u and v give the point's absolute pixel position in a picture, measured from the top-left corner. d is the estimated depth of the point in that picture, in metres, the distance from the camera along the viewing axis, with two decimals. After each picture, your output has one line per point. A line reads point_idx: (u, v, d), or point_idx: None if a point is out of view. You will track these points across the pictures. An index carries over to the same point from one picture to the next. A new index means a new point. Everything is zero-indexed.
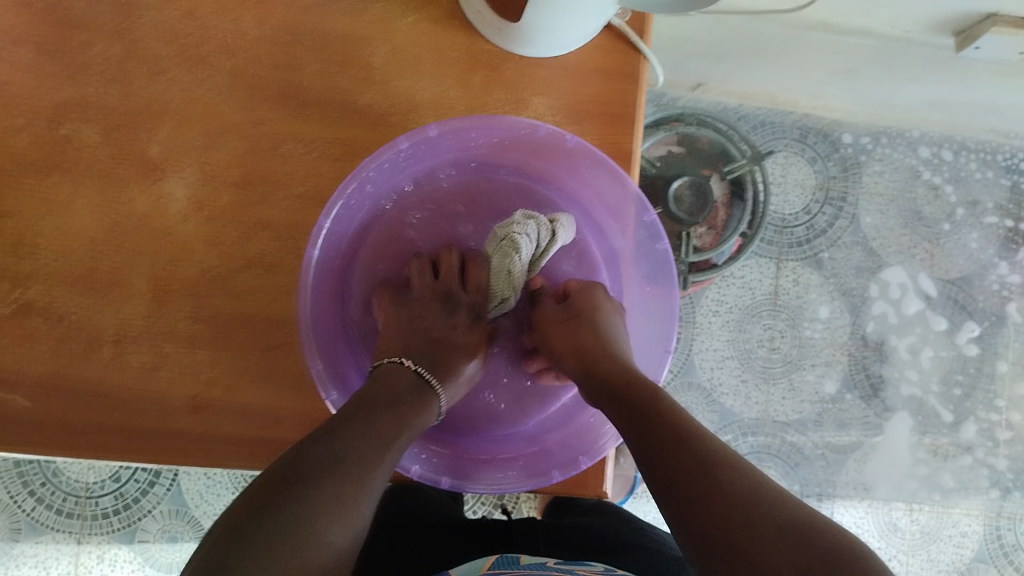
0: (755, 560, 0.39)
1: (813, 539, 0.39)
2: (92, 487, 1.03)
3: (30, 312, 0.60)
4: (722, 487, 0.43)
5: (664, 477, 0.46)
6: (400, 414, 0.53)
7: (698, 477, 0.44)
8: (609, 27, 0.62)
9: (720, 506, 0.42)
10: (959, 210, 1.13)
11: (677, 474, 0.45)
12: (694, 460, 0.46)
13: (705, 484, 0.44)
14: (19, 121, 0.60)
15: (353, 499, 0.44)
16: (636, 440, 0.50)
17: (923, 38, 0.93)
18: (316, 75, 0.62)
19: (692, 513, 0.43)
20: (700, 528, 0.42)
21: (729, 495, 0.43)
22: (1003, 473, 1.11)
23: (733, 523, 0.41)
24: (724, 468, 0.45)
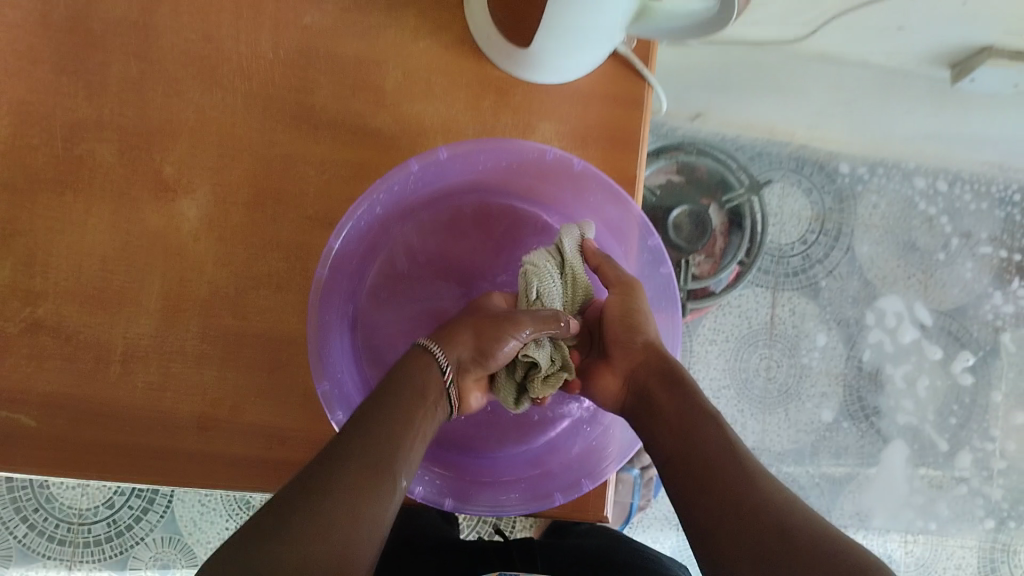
0: (786, 564, 0.43)
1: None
2: (85, 513, 1.02)
3: (38, 330, 0.60)
4: (779, 524, 0.45)
5: (715, 509, 0.48)
6: (413, 409, 0.53)
7: (749, 514, 0.46)
8: (615, 55, 0.63)
9: (778, 544, 0.44)
10: (953, 241, 1.15)
11: (731, 507, 0.47)
12: (745, 494, 0.48)
13: (757, 521, 0.46)
14: (34, 140, 0.61)
15: (327, 524, 0.43)
16: (678, 434, 0.54)
17: (920, 70, 0.97)
18: (329, 98, 0.63)
19: (746, 548, 0.45)
20: (734, 529, 0.46)
21: (788, 534, 0.45)
22: (998, 503, 1.12)
23: (795, 561, 0.43)
24: (774, 506, 0.46)
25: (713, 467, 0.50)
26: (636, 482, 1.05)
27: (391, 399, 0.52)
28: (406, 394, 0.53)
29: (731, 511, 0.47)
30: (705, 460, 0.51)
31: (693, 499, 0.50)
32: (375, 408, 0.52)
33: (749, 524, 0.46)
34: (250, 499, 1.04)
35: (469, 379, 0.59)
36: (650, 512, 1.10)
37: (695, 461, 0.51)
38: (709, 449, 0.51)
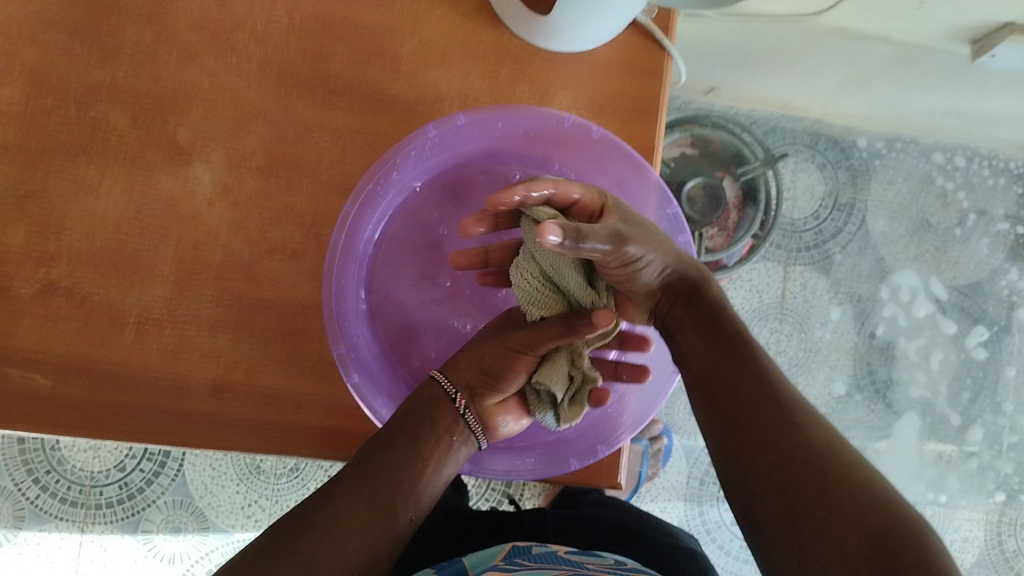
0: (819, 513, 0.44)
1: (897, 528, 0.43)
2: (96, 477, 1.03)
3: (53, 292, 0.60)
4: (812, 459, 0.47)
5: (752, 443, 0.50)
6: (419, 445, 0.56)
7: (784, 453, 0.48)
8: (635, 25, 0.63)
9: (808, 485, 0.46)
10: (969, 217, 1.14)
11: (765, 445, 0.49)
12: (780, 435, 0.49)
13: (788, 460, 0.48)
14: (47, 102, 0.61)
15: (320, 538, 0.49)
16: (715, 384, 0.54)
17: (940, 46, 0.95)
18: (345, 64, 0.62)
19: (775, 487, 0.47)
20: (769, 475, 0.48)
21: (819, 476, 0.46)
22: (1009, 476, 1.12)
23: (822, 504, 0.45)
24: (812, 444, 0.48)
25: (747, 404, 0.52)
26: (645, 452, 1.07)
27: (398, 439, 0.56)
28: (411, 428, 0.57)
29: (765, 450, 0.49)
30: (745, 394, 0.52)
31: (729, 431, 0.52)
32: (382, 446, 0.55)
33: (781, 464, 0.48)
34: (260, 464, 1.05)
35: (489, 403, 0.61)
36: (657, 483, 1.11)
37: (735, 397, 0.53)
38: (741, 379, 0.53)
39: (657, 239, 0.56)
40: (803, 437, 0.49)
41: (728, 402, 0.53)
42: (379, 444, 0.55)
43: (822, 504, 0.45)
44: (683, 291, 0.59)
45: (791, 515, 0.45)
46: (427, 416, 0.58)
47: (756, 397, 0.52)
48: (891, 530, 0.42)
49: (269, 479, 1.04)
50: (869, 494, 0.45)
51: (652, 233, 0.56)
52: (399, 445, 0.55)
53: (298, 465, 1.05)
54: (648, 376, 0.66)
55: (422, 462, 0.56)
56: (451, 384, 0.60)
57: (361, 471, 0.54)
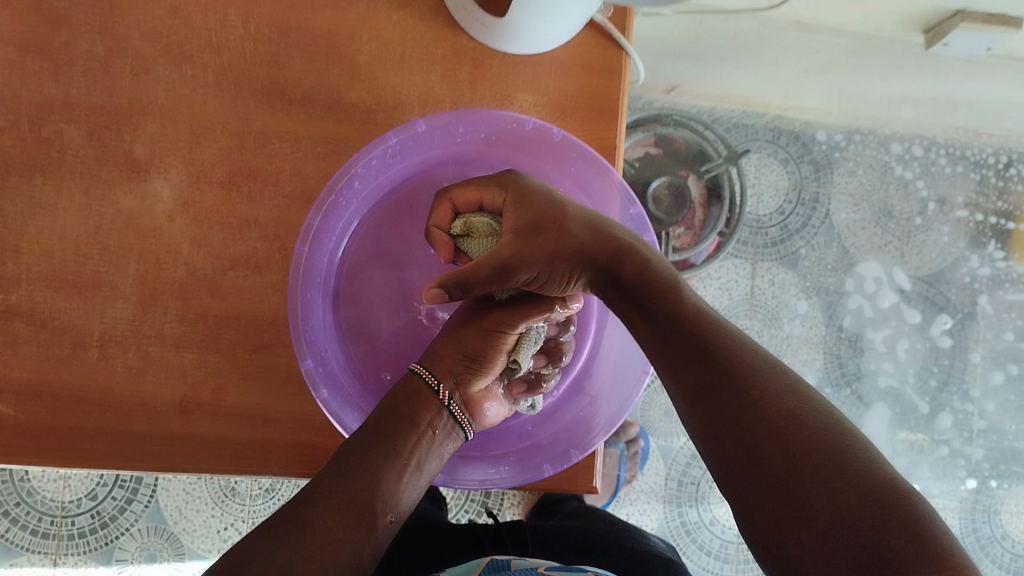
0: (795, 496, 0.40)
1: (879, 498, 0.39)
2: (67, 506, 1.00)
3: (13, 316, 0.59)
4: (779, 433, 0.42)
5: (719, 424, 0.45)
6: (389, 441, 0.55)
7: (752, 433, 0.43)
8: (592, 24, 0.63)
9: (782, 469, 0.41)
10: (929, 206, 1.15)
11: (733, 425, 0.44)
12: (746, 411, 0.44)
13: (757, 442, 0.43)
14: (0, 122, 0.60)
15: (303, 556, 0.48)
16: (677, 361, 0.49)
17: (895, 36, 0.96)
18: (302, 73, 0.62)
19: (751, 474, 0.43)
20: (739, 455, 0.43)
21: (792, 457, 0.41)
22: (979, 462, 1.13)
23: (802, 492, 0.40)
24: (776, 412, 0.43)
25: (710, 379, 0.46)
26: (623, 454, 1.06)
27: (367, 437, 0.55)
28: (382, 425, 0.56)
29: (735, 430, 0.44)
30: (703, 371, 0.47)
31: (699, 415, 0.46)
32: (350, 449, 0.54)
33: (751, 447, 0.43)
34: (235, 487, 1.03)
35: (475, 389, 0.61)
36: (636, 485, 1.10)
37: (696, 380, 0.47)
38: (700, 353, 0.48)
39: (552, 237, 0.54)
40: (768, 410, 0.43)
41: (689, 383, 0.47)
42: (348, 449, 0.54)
43: (800, 492, 0.40)
44: (602, 271, 0.54)
45: (767, 501, 0.42)
46: (402, 408, 0.57)
47: (716, 368, 0.47)
48: (877, 521, 0.38)
49: (245, 501, 1.03)
50: (849, 473, 0.40)
51: (546, 230, 0.54)
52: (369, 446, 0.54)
53: (274, 486, 1.03)
54: (619, 375, 0.65)
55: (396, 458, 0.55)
56: (433, 375, 0.60)
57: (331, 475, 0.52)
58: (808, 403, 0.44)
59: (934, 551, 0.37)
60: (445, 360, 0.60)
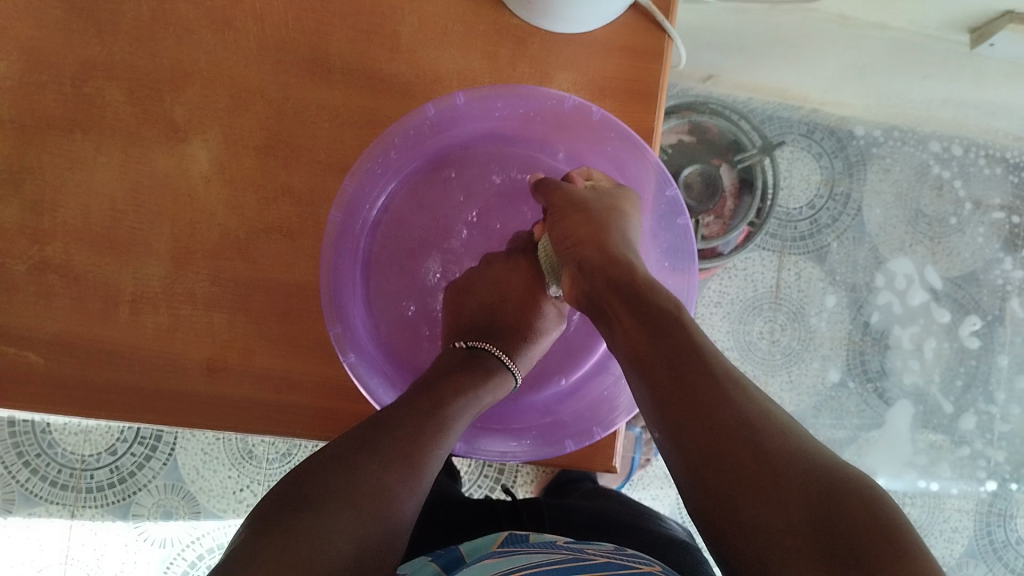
0: (756, 481, 0.39)
1: (837, 487, 0.37)
2: (87, 460, 1.02)
3: (47, 269, 0.60)
4: (745, 425, 0.41)
5: (683, 423, 0.43)
6: (445, 432, 0.52)
7: (719, 429, 0.42)
8: (636, 6, 0.62)
9: (743, 458, 0.40)
10: (966, 206, 1.14)
11: (701, 422, 0.42)
12: (715, 409, 0.42)
13: (724, 436, 0.41)
14: (42, 77, 0.60)
15: (386, 476, 0.47)
16: (648, 347, 0.48)
17: (939, 33, 0.95)
18: (342, 40, 0.62)
19: (717, 469, 0.41)
20: (701, 442, 0.42)
21: (761, 452, 0.40)
22: (1001, 464, 1.13)
23: (771, 484, 0.38)
24: (744, 406, 0.42)
25: (681, 374, 0.45)
26: (639, 438, 1.07)
27: (439, 393, 0.55)
28: (441, 411, 0.53)
29: (700, 427, 0.42)
30: (669, 369, 0.46)
31: (663, 409, 0.45)
32: (407, 423, 0.51)
33: (719, 437, 0.41)
34: (252, 449, 1.04)
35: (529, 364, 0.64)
36: (650, 470, 1.11)
37: (665, 367, 0.46)
38: (681, 347, 0.47)
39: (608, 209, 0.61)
40: (738, 407, 0.42)
41: (657, 383, 0.46)
42: (406, 424, 0.51)
43: (765, 480, 0.38)
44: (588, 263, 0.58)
45: (727, 484, 0.40)
46: (475, 373, 0.58)
47: (685, 367, 0.45)
48: (841, 508, 0.36)
49: (261, 465, 1.04)
50: (818, 470, 0.38)
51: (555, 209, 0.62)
52: (426, 428, 0.51)
53: (292, 452, 1.04)
54: None
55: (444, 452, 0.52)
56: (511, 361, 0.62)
57: (390, 448, 0.49)
58: (773, 406, 0.43)
59: (897, 538, 0.35)
60: (517, 347, 0.63)
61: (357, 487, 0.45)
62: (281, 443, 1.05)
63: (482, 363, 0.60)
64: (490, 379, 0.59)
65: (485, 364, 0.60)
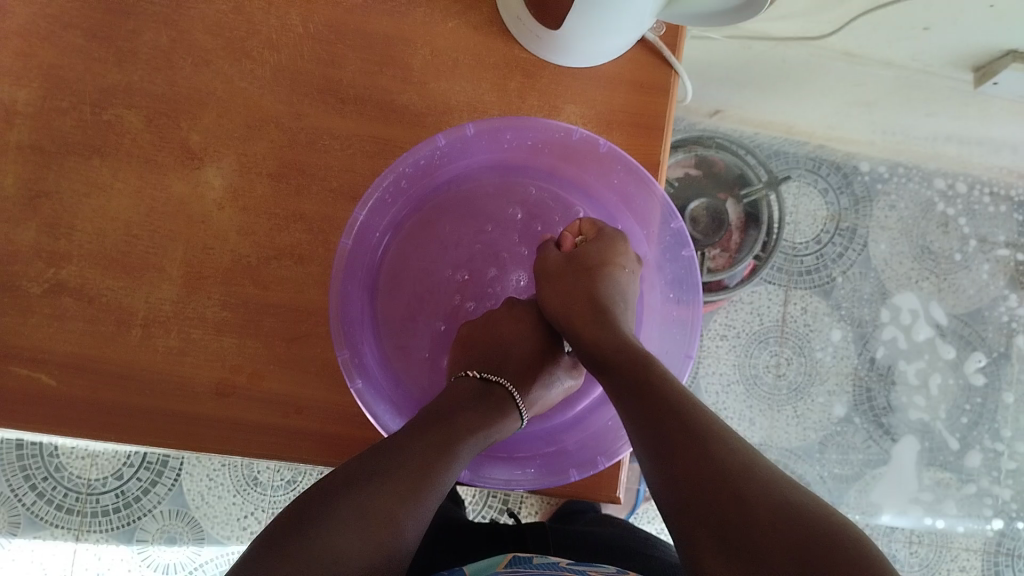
0: (739, 527, 0.40)
1: (816, 536, 0.38)
2: (93, 484, 1.02)
3: (62, 292, 0.61)
4: (728, 476, 0.42)
5: (668, 470, 0.44)
6: (452, 455, 0.53)
7: (705, 478, 0.43)
8: (643, 41, 0.64)
9: (727, 506, 0.41)
10: (970, 243, 1.15)
11: (686, 472, 0.43)
12: (699, 460, 0.44)
13: (708, 485, 0.42)
14: (64, 104, 0.62)
15: (388, 506, 0.48)
16: (636, 403, 0.50)
17: (943, 72, 0.96)
18: (355, 72, 0.63)
19: (698, 516, 0.41)
20: (682, 491, 0.43)
21: (745, 505, 0.41)
22: (1007, 502, 1.11)
23: (755, 534, 0.39)
24: (728, 456, 0.44)
25: (668, 425, 0.47)
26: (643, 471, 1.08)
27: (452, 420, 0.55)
28: (447, 435, 0.54)
29: (685, 478, 0.43)
30: (654, 424, 0.47)
31: (649, 457, 0.46)
32: (411, 445, 0.52)
33: (702, 486, 0.42)
34: (258, 476, 1.05)
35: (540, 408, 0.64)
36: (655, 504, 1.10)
37: (651, 420, 0.48)
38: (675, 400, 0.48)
39: (571, 270, 0.63)
40: (721, 457, 0.44)
41: (645, 434, 0.47)
42: (414, 446, 0.52)
43: (748, 529, 0.39)
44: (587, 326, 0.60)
45: (711, 529, 0.41)
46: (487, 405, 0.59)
47: (672, 421, 0.47)
48: (819, 557, 0.37)
49: (267, 492, 1.04)
50: (801, 519, 0.39)
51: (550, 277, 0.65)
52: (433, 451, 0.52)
53: (297, 480, 1.05)
54: None
55: (452, 474, 0.52)
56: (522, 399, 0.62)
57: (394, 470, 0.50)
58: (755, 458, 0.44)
59: None
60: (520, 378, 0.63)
61: (354, 518, 0.47)
62: (286, 471, 1.05)
63: (490, 394, 0.60)
64: (499, 412, 0.59)
65: (494, 397, 0.60)
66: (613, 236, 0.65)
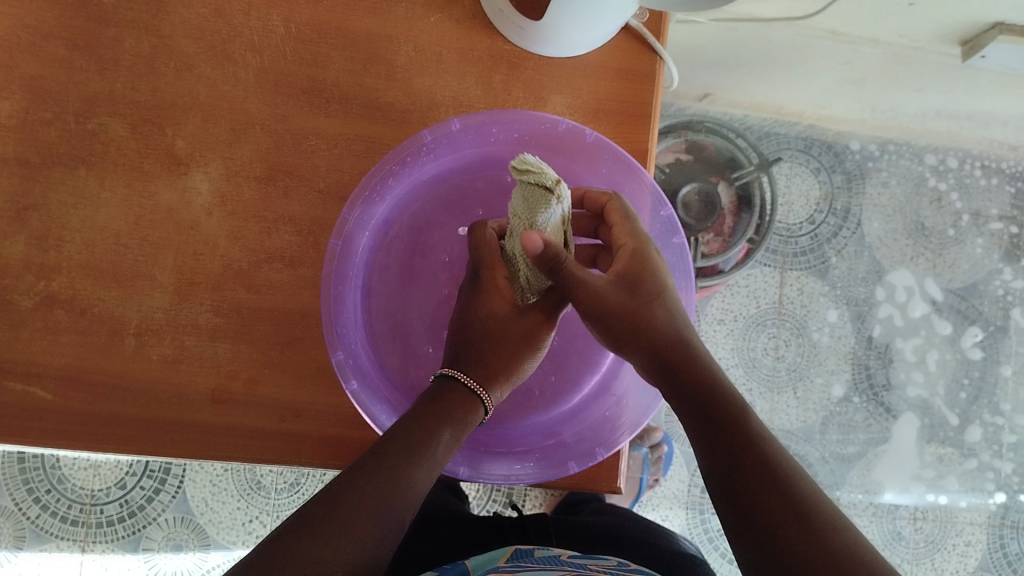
0: (784, 532, 0.44)
1: (846, 547, 0.42)
2: (96, 495, 1.02)
3: (53, 304, 0.60)
4: (775, 481, 0.46)
5: (721, 467, 0.48)
6: (397, 498, 0.48)
7: (753, 480, 0.46)
8: (627, 30, 0.63)
9: (774, 510, 0.45)
10: (963, 219, 1.15)
11: (741, 477, 0.47)
12: (748, 461, 0.47)
13: (756, 487, 0.46)
14: (47, 114, 0.61)
15: (386, 490, 0.48)
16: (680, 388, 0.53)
17: (930, 46, 0.95)
18: (340, 72, 0.63)
19: (746, 518, 0.45)
20: (735, 489, 0.47)
21: (788, 510, 0.44)
22: (1009, 476, 1.12)
23: (802, 553, 0.42)
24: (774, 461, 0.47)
25: (719, 417, 0.50)
26: (646, 458, 1.06)
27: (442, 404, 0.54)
28: (403, 462, 0.49)
29: (737, 477, 0.47)
30: (704, 415, 0.51)
31: (704, 448, 0.50)
32: (388, 452, 0.50)
33: (748, 489, 0.46)
34: (260, 479, 1.05)
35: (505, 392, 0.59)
36: (659, 491, 1.11)
37: (701, 407, 0.51)
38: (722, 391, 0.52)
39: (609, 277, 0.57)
40: (766, 459, 0.47)
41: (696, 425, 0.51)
42: (355, 500, 0.46)
43: (790, 535, 0.43)
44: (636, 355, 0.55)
45: (757, 532, 0.45)
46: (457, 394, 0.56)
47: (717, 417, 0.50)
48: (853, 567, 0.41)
49: (270, 495, 1.04)
50: (837, 532, 0.43)
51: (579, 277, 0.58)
52: (377, 505, 0.47)
53: (300, 481, 1.04)
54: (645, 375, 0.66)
55: (406, 506, 0.48)
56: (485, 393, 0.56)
57: (331, 531, 0.44)
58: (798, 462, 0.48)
59: None
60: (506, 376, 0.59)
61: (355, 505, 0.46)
62: (288, 473, 1.05)
63: (437, 409, 0.54)
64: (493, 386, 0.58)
65: (443, 410, 0.54)
66: (639, 232, 0.58)
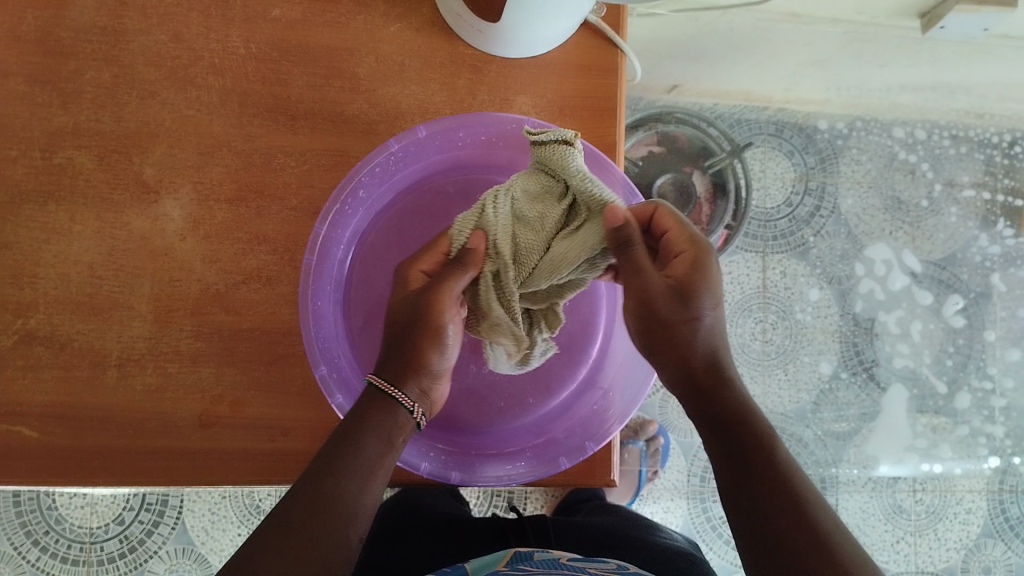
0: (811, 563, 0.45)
1: None
2: (95, 532, 1.02)
3: (32, 341, 0.60)
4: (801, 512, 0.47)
5: (745, 490, 0.49)
6: (345, 515, 0.48)
7: (780, 508, 0.47)
8: (586, 25, 0.64)
9: (800, 541, 0.46)
10: (936, 188, 1.15)
11: (767, 503, 0.48)
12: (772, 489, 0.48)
13: (779, 515, 0.47)
14: (12, 152, 0.61)
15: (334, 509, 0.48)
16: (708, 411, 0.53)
17: (890, 21, 0.97)
18: (304, 88, 0.63)
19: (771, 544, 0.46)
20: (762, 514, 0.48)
21: (813, 542, 0.45)
22: (1002, 440, 1.13)
23: None
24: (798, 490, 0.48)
25: (743, 441, 0.51)
26: (642, 451, 1.07)
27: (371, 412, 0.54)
28: (348, 479, 0.49)
29: (762, 501, 0.48)
30: (727, 438, 0.51)
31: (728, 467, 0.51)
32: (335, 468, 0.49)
33: (776, 518, 0.47)
34: (260, 504, 1.04)
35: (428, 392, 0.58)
36: (659, 483, 1.10)
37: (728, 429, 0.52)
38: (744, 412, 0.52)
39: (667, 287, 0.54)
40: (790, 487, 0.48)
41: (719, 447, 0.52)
42: (297, 534, 0.45)
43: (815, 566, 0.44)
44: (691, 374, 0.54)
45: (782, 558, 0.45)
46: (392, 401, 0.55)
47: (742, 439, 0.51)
48: None
49: None
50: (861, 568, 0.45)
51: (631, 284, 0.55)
52: (320, 532, 0.46)
53: None
54: (630, 366, 0.66)
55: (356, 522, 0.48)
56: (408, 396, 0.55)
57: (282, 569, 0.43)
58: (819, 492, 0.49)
59: None
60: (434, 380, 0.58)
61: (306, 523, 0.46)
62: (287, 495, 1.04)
63: (353, 422, 0.52)
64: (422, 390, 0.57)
65: (360, 419, 0.52)
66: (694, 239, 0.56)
